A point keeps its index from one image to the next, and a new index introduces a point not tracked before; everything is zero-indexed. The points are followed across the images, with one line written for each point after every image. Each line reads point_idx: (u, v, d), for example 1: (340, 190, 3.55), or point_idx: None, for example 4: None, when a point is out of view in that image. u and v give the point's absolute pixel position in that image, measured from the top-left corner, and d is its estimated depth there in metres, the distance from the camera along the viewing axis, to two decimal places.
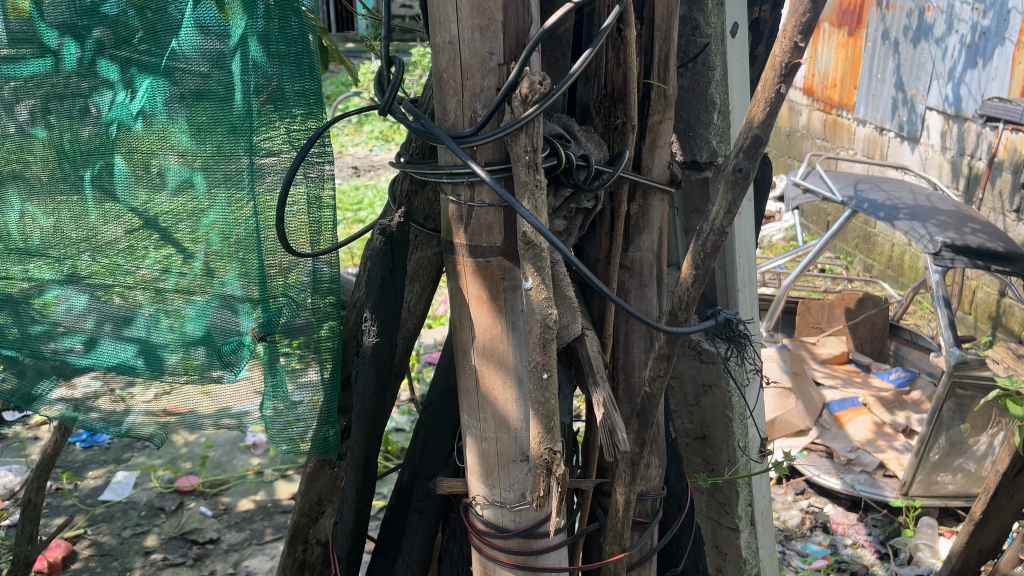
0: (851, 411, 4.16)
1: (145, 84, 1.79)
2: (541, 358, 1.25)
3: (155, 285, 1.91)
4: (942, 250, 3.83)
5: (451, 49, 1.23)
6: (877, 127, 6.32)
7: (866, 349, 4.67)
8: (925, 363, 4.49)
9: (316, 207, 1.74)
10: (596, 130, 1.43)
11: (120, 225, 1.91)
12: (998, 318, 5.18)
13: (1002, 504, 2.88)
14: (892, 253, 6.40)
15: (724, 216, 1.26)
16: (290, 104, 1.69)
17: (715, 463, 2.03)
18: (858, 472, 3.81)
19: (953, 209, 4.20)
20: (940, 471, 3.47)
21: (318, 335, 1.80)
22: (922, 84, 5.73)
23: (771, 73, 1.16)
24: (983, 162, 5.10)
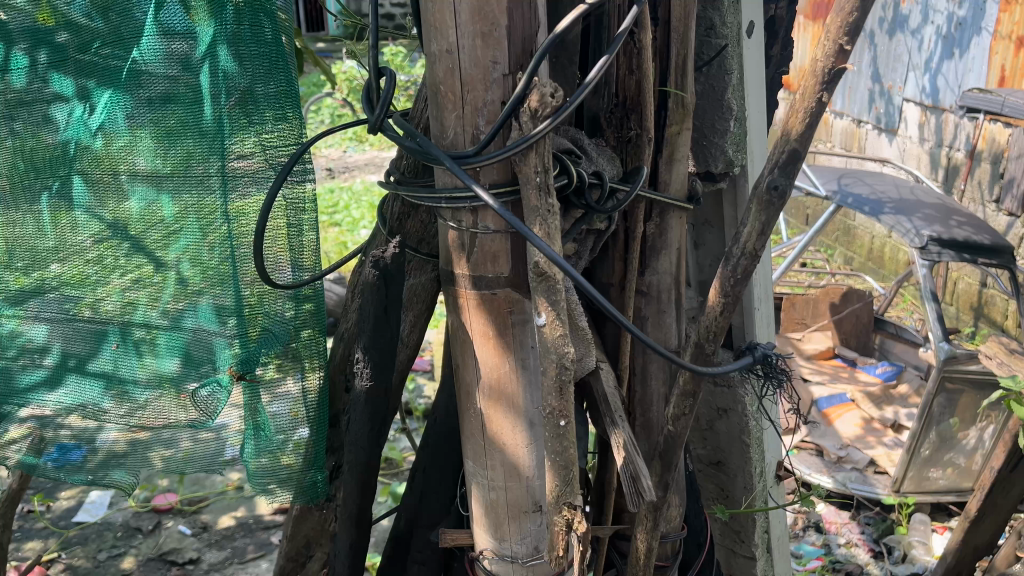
0: (839, 407, 4.06)
1: (104, 98, 1.64)
2: (557, 403, 1.12)
3: (128, 294, 1.75)
4: (928, 245, 3.73)
5: (450, 58, 1.09)
6: (855, 119, 6.29)
7: (851, 344, 4.55)
8: (911, 357, 4.40)
9: (298, 220, 1.59)
10: (607, 144, 1.29)
11: (87, 233, 1.75)
12: (980, 309, 5.11)
13: (998, 502, 2.79)
14: (873, 246, 6.33)
15: (757, 237, 1.13)
16: (264, 111, 1.55)
17: (731, 491, 1.90)
18: (849, 470, 3.70)
19: (936, 202, 4.11)
20: (930, 466, 3.38)
21: (296, 343, 1.64)
22: (899, 75, 5.65)
23: (811, 79, 1.03)
24: (962, 153, 4.99)
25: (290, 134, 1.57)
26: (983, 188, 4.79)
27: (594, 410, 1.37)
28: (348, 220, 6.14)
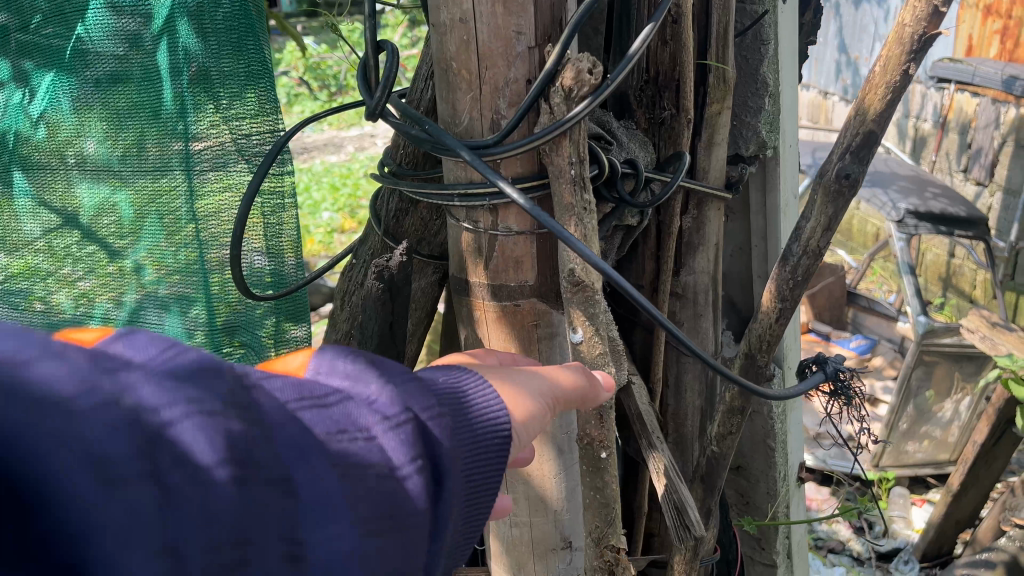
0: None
1: (46, 83, 1.53)
2: (599, 434, 0.94)
3: (82, 288, 1.63)
4: (905, 218, 3.62)
5: (463, 28, 0.91)
6: (821, 91, 6.21)
7: (825, 317, 4.45)
8: (885, 329, 4.29)
9: (275, 216, 1.53)
10: (638, 126, 1.13)
11: (36, 223, 1.63)
12: (947, 280, 5.02)
13: (979, 475, 2.73)
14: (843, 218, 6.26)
15: (821, 234, 0.98)
16: (227, 94, 1.42)
17: (752, 497, 1.77)
18: (828, 446, 3.64)
19: (912, 174, 3.99)
20: (907, 439, 3.27)
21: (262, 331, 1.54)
22: (864, 46, 5.49)
23: (895, 47, 0.87)
24: (930, 124, 4.90)
25: (257, 114, 1.44)
26: (951, 158, 4.69)
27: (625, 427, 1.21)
28: (309, 203, 5.91)
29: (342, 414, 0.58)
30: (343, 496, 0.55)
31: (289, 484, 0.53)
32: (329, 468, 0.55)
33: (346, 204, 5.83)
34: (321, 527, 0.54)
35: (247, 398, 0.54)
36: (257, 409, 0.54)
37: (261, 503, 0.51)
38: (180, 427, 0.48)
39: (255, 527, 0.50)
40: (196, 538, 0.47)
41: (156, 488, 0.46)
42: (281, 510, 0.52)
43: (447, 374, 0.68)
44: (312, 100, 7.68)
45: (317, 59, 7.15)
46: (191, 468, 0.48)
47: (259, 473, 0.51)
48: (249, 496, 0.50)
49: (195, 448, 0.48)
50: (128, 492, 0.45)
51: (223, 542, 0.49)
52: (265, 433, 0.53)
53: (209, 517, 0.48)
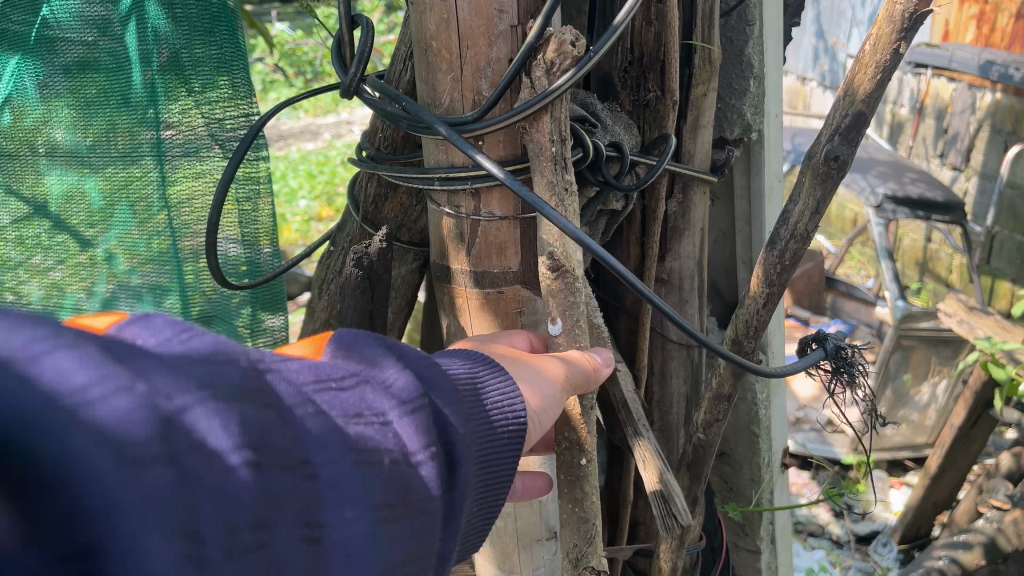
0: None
1: (10, 66, 1.46)
2: (579, 433, 0.91)
3: (53, 278, 1.56)
4: (883, 203, 3.65)
5: (442, 7, 0.88)
6: (799, 77, 6.22)
7: (804, 302, 4.51)
8: (863, 314, 4.32)
9: (249, 205, 1.50)
10: (622, 108, 1.10)
11: (2, 211, 1.54)
12: (925, 265, 5.05)
13: (956, 458, 2.74)
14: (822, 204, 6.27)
15: (810, 217, 0.96)
16: (198, 78, 1.41)
17: (736, 483, 1.76)
18: (808, 430, 3.65)
19: (890, 159, 4.00)
20: (885, 423, 3.28)
21: (237, 323, 1.56)
22: (841, 30, 5.41)
23: (886, 26, 0.85)
24: (907, 109, 4.90)
25: (228, 99, 1.43)
26: (927, 143, 4.71)
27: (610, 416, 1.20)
28: (284, 192, 5.81)
29: (358, 396, 0.59)
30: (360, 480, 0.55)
31: (310, 471, 0.53)
32: (345, 453, 0.55)
33: (323, 192, 5.77)
34: (340, 516, 0.53)
35: (263, 379, 0.54)
36: (272, 391, 0.54)
37: (280, 485, 0.51)
38: (200, 408, 0.49)
39: (274, 512, 0.50)
40: (214, 524, 0.47)
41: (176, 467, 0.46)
42: (300, 492, 0.52)
43: (459, 363, 0.70)
44: (288, 86, 7.57)
45: (292, 45, 7.03)
46: (210, 447, 0.48)
47: (276, 458, 0.51)
48: (267, 482, 0.50)
49: (213, 431, 0.49)
50: (148, 470, 0.45)
51: (243, 526, 0.49)
52: (282, 416, 0.53)
53: (229, 504, 0.48)
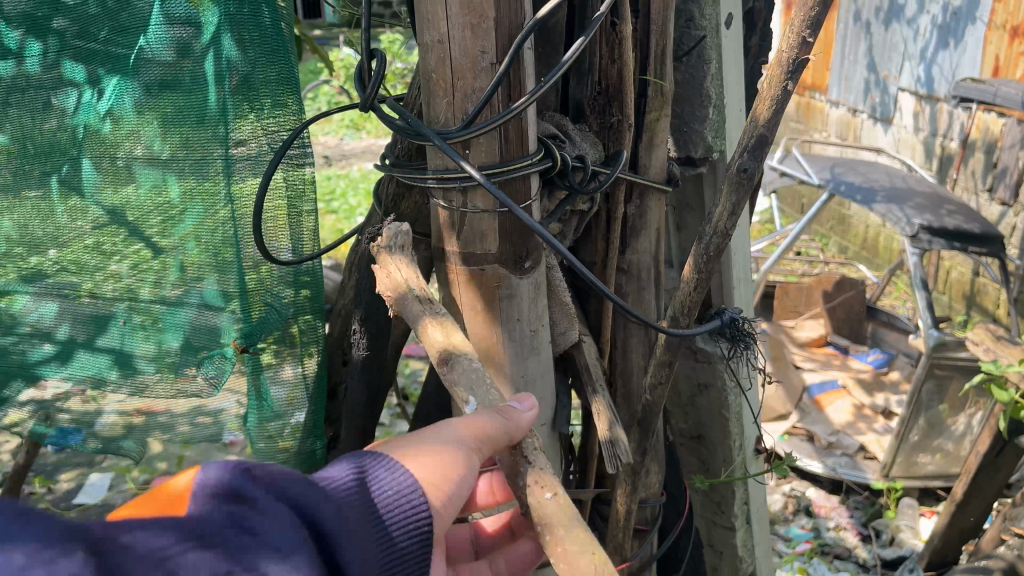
0: (829, 394, 4.07)
1: (111, 84, 1.75)
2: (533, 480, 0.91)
3: (127, 281, 1.88)
4: (919, 233, 3.70)
5: (440, 48, 1.16)
6: (850, 108, 6.27)
7: (843, 331, 4.59)
8: (903, 345, 4.43)
9: (297, 205, 1.75)
10: (591, 129, 1.37)
11: (86, 220, 1.86)
12: (973, 298, 5.14)
13: (982, 487, 2.84)
14: (867, 235, 6.31)
15: (728, 217, 1.21)
16: (263, 96, 1.67)
17: (710, 463, 1.99)
18: (839, 455, 3.74)
19: (928, 191, 4.07)
20: (919, 452, 3.41)
21: (291, 331, 1.80)
22: (894, 65, 5.65)
23: (776, 69, 1.10)
24: (956, 142, 5.00)
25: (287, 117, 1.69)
26: (977, 177, 4.78)
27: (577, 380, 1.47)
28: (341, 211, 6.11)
29: (238, 552, 0.64)
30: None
31: None
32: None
33: None
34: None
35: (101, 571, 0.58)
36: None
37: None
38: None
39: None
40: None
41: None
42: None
43: (347, 478, 0.79)
44: None
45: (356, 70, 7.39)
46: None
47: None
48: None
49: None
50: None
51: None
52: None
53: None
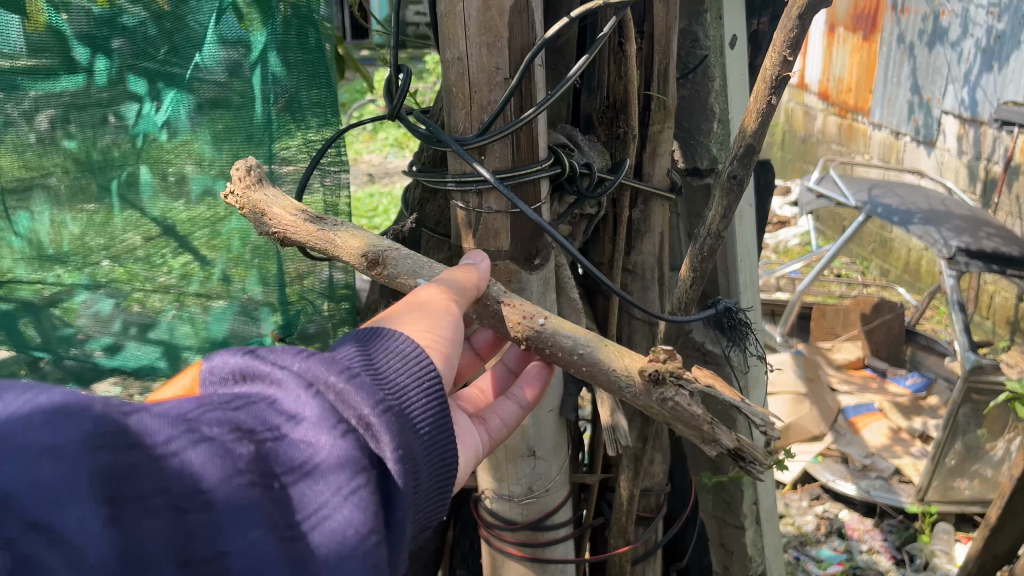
0: (865, 416, 3.82)
1: (170, 97, 1.89)
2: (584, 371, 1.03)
3: (174, 291, 2.06)
4: (956, 255, 3.39)
5: (461, 64, 1.30)
6: (893, 131, 5.77)
7: (882, 354, 4.28)
8: (942, 369, 4.05)
9: (332, 214, 2.04)
10: (599, 140, 1.52)
11: (138, 232, 2.01)
12: (1016, 325, 4.91)
13: (1017, 510, 2.63)
14: (909, 258, 5.73)
15: (719, 220, 1.32)
16: (305, 110, 1.90)
17: (720, 461, 2.08)
18: (874, 478, 3.49)
19: (968, 213, 3.73)
20: (957, 476, 3.19)
21: (329, 339, 2.11)
22: (937, 87, 5.20)
23: (762, 84, 1.21)
24: (1000, 165, 4.63)
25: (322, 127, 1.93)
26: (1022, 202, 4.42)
27: (585, 371, 1.63)
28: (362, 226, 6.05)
29: (248, 414, 0.70)
30: (252, 501, 0.64)
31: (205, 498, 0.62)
32: (234, 478, 0.64)
33: None
34: (246, 538, 0.62)
35: (121, 423, 0.61)
36: (139, 431, 0.61)
37: (160, 521, 0.59)
38: (56, 476, 0.55)
39: (183, 548, 0.59)
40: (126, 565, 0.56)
41: (58, 533, 0.53)
42: (197, 522, 0.60)
43: (353, 346, 0.80)
44: None
45: None
46: (74, 522, 0.54)
47: (146, 504, 0.59)
48: (152, 513, 0.58)
49: (71, 496, 0.55)
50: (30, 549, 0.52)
51: (158, 560, 0.58)
52: (151, 455, 0.61)
53: (135, 545, 0.57)
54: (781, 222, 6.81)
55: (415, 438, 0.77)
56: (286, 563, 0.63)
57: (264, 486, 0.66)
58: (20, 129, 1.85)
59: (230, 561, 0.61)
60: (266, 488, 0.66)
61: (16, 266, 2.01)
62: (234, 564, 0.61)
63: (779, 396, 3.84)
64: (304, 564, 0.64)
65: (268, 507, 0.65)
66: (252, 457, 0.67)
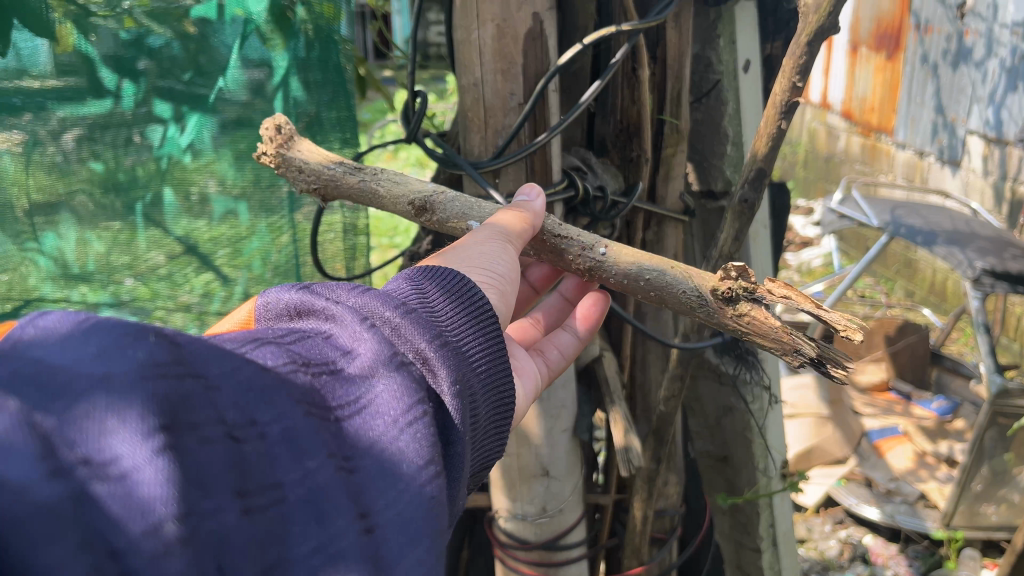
0: (890, 440, 3.78)
1: (193, 120, 1.93)
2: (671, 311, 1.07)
3: (195, 310, 2.05)
4: (981, 277, 3.37)
5: (475, 89, 1.38)
6: (917, 151, 5.73)
7: (906, 376, 4.23)
8: (968, 392, 3.97)
9: (352, 234, 2.14)
10: (613, 162, 1.58)
11: (161, 251, 1.97)
12: None
13: None
14: (934, 279, 5.68)
15: (731, 242, 1.34)
16: (330, 129, 2.10)
17: (735, 484, 2.07)
18: (898, 502, 3.45)
19: (994, 235, 3.69)
20: (983, 501, 3.14)
21: None
22: (962, 107, 5.17)
23: (771, 110, 1.23)
24: None
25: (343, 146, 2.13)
26: None
27: (598, 392, 1.68)
28: (382, 245, 6.05)
29: (312, 348, 0.76)
30: (314, 430, 0.66)
31: (258, 428, 0.62)
32: (294, 409, 0.66)
33: None
34: (301, 467, 0.64)
35: (175, 352, 0.60)
36: (191, 362, 0.61)
37: (216, 451, 0.58)
38: (111, 401, 0.54)
39: (238, 477, 0.59)
40: (187, 490, 0.55)
41: (115, 458, 0.53)
42: (252, 451, 0.61)
43: (412, 291, 0.89)
44: None
45: None
46: (134, 446, 0.53)
47: (201, 433, 0.58)
48: (208, 443, 0.58)
49: (131, 421, 0.54)
50: (86, 477, 0.51)
51: (215, 488, 0.57)
52: (203, 387, 0.61)
53: (192, 470, 0.56)
54: (805, 242, 6.78)
55: (464, 372, 0.84)
56: (342, 492, 0.65)
57: (323, 417, 0.69)
58: (48, 148, 1.75)
59: (286, 489, 0.62)
60: (325, 419, 0.68)
61: (40, 285, 1.83)
62: (290, 494, 0.62)
63: (800, 419, 3.76)
64: (359, 493, 0.66)
65: (324, 438, 0.67)
66: (314, 388, 0.71)
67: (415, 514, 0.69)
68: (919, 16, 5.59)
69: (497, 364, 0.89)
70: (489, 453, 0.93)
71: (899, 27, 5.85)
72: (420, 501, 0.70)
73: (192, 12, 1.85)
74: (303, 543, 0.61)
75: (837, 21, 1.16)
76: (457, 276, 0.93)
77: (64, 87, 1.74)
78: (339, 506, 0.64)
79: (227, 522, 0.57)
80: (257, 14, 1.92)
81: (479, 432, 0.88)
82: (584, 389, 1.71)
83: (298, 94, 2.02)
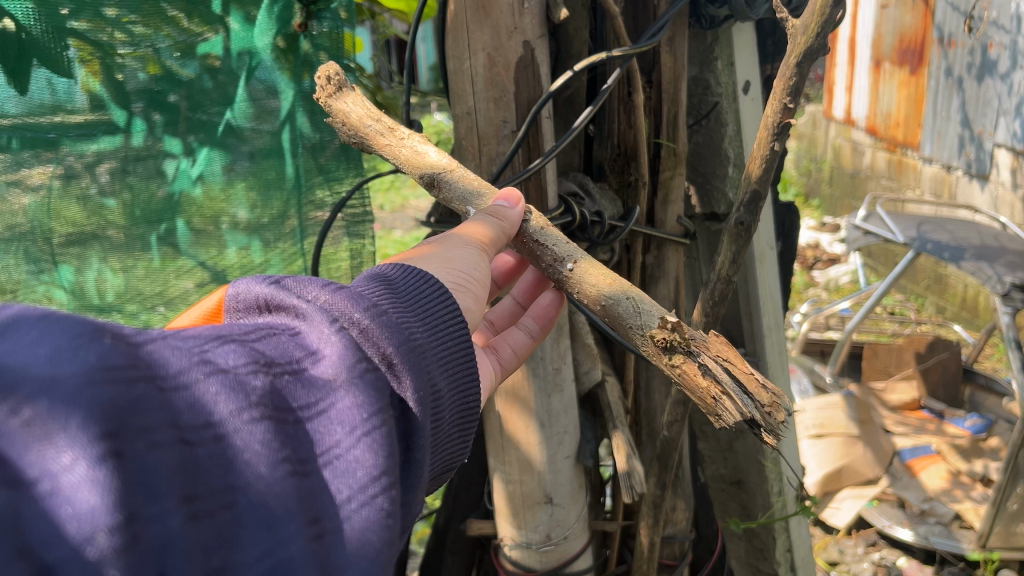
0: (924, 459, 3.65)
1: (203, 154, 1.93)
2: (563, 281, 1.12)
3: None
4: (1011, 292, 3.30)
5: (469, 118, 1.45)
6: (944, 165, 5.64)
7: (939, 395, 4.13)
8: (1002, 410, 3.92)
9: (359, 259, 2.15)
10: (611, 186, 1.64)
11: (191, 279, 2.00)
12: None
13: None
14: (966, 295, 5.59)
15: (729, 264, 1.33)
16: (352, 156, 2.09)
17: (750, 507, 2.04)
18: (933, 523, 3.36)
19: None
20: (1019, 521, 3.06)
21: None
22: (988, 120, 5.10)
23: (765, 130, 1.23)
24: None
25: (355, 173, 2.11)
26: None
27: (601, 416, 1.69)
28: None
29: (276, 346, 0.77)
30: (269, 433, 0.69)
31: (215, 432, 0.66)
32: (250, 411, 0.69)
33: None
34: (254, 472, 0.66)
35: (130, 354, 0.64)
36: (147, 364, 0.65)
37: (164, 455, 0.62)
38: (55, 408, 0.58)
39: (187, 482, 0.62)
40: (127, 495, 0.59)
41: (58, 466, 0.57)
42: (205, 454, 0.64)
43: (384, 285, 0.90)
44: None
45: None
46: (72, 452, 0.58)
47: (151, 437, 0.62)
48: (158, 447, 0.62)
49: (72, 430, 0.58)
50: (24, 492, 0.56)
51: (162, 492, 0.61)
52: (156, 389, 0.64)
53: (135, 475, 0.60)
54: (832, 259, 6.69)
55: (428, 373, 0.85)
56: (293, 498, 0.67)
57: (281, 418, 0.71)
58: (83, 180, 1.80)
59: (237, 493, 0.65)
60: (282, 420, 0.71)
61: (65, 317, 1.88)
62: (242, 498, 0.65)
63: (827, 439, 3.69)
64: (313, 498, 0.69)
65: (279, 444, 0.69)
66: (275, 389, 0.72)
67: (372, 527, 0.72)
68: (942, 30, 5.55)
69: (460, 369, 0.90)
70: (447, 454, 0.94)
71: (922, 42, 5.80)
72: (367, 516, 0.72)
73: (216, 47, 1.88)
74: (250, 549, 0.64)
75: (827, 42, 1.15)
76: (426, 282, 0.94)
77: (97, 121, 1.78)
78: (290, 511, 0.67)
79: (168, 526, 0.60)
80: (261, 48, 1.92)
81: (440, 433, 0.89)
82: (587, 414, 1.71)
83: (304, 128, 2.03)
